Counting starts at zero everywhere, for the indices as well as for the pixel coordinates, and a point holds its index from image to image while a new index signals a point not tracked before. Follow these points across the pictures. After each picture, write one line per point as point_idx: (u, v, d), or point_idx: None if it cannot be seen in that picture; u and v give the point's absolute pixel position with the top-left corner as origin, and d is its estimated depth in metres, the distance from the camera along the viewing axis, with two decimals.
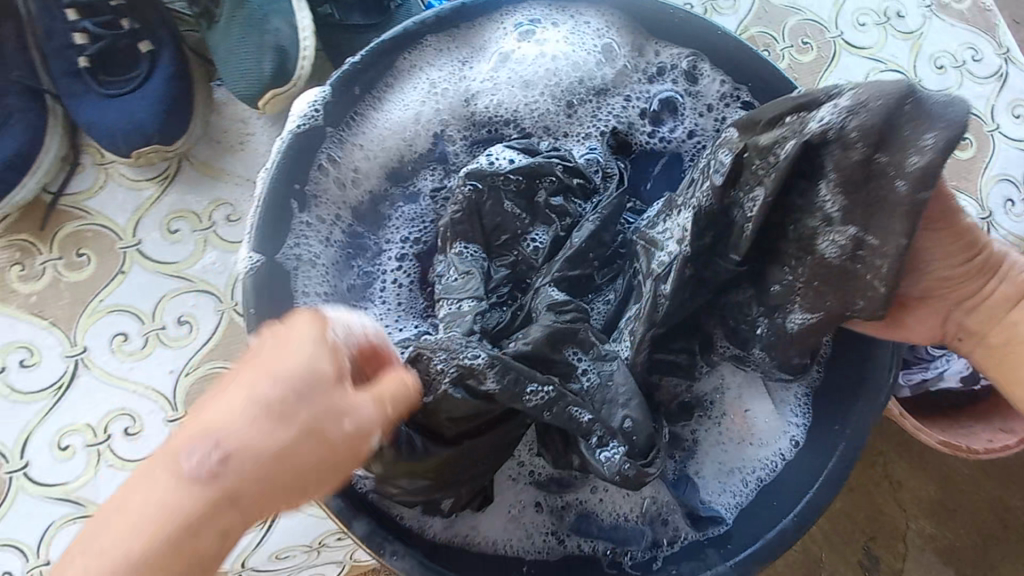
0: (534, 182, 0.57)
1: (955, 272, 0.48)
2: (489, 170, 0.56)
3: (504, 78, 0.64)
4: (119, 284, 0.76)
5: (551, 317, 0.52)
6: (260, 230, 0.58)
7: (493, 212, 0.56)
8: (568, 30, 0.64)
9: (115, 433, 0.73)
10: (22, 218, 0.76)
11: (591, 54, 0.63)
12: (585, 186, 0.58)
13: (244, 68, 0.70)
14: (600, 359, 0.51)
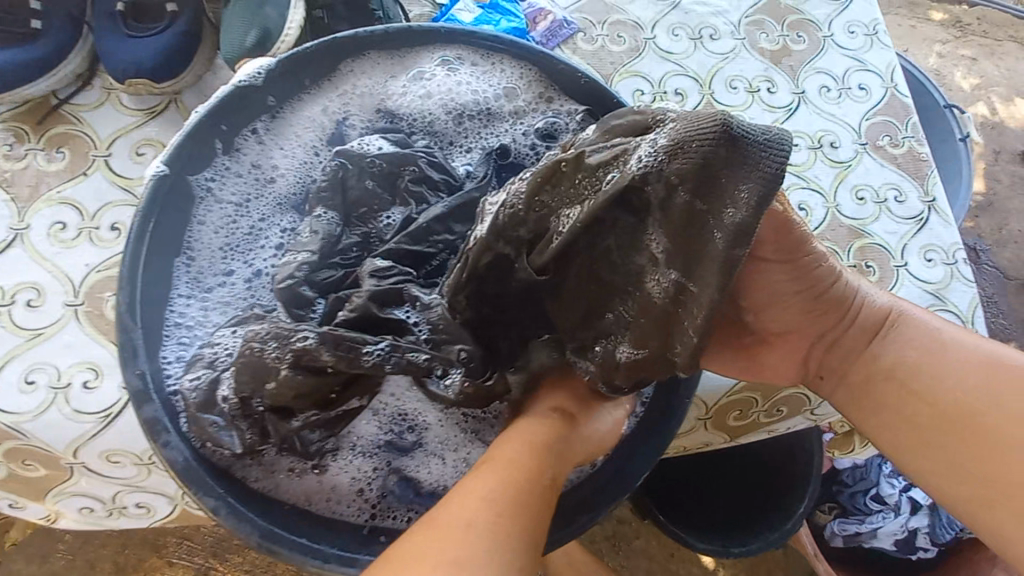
0: (396, 169, 0.73)
1: (794, 308, 0.62)
2: (358, 152, 0.73)
3: (418, 91, 0.79)
4: (78, 183, 0.88)
5: (373, 283, 0.64)
6: (174, 154, 0.69)
7: (354, 188, 0.72)
8: (481, 68, 0.80)
9: (17, 302, 0.82)
10: (27, 112, 0.92)
11: (490, 88, 0.79)
12: (448, 183, 0.74)
13: (233, 39, 0.85)
14: (426, 309, 0.62)
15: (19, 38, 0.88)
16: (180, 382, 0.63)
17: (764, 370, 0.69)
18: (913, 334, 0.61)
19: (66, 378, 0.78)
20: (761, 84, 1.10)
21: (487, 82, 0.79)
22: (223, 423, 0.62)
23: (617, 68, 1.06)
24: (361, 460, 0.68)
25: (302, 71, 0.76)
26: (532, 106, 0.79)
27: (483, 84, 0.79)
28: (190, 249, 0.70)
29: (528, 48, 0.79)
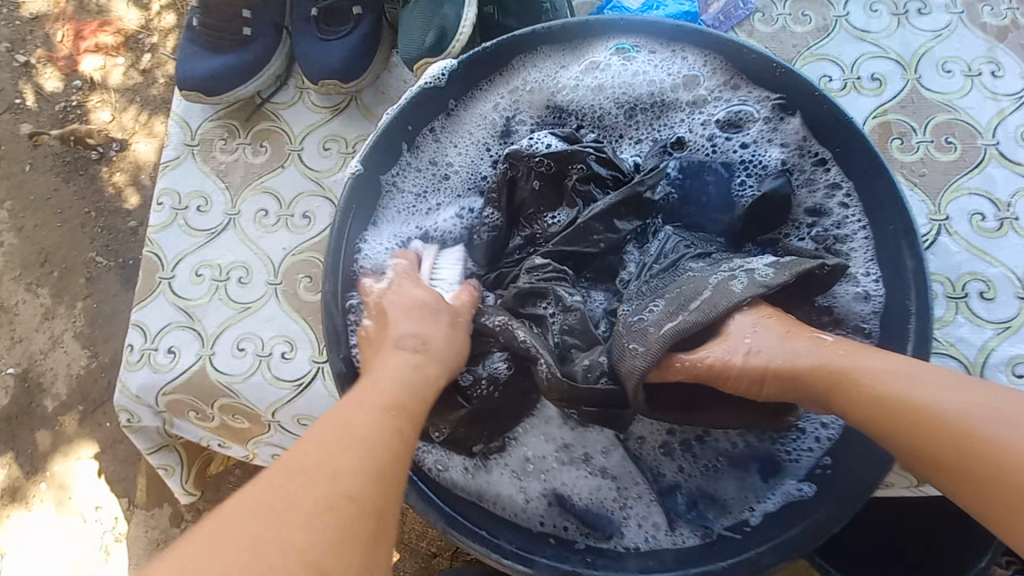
0: (564, 166, 0.72)
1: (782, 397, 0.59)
2: (526, 151, 0.71)
3: (590, 82, 0.77)
4: (278, 174, 0.99)
5: (529, 275, 0.70)
6: (367, 155, 0.74)
7: (521, 187, 0.73)
8: (660, 53, 0.75)
9: (231, 279, 0.95)
10: (233, 109, 1.03)
11: (669, 78, 0.75)
12: (617, 180, 0.72)
13: (412, 40, 0.89)
14: (565, 310, 0.68)
15: (234, 46, 1.00)
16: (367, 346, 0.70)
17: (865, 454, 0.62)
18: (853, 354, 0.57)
19: (269, 348, 0.90)
20: (984, 66, 0.92)
21: (666, 71, 0.75)
22: None
23: (801, 52, 0.95)
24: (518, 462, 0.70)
25: (478, 68, 0.76)
26: (716, 93, 0.74)
27: (661, 73, 0.75)
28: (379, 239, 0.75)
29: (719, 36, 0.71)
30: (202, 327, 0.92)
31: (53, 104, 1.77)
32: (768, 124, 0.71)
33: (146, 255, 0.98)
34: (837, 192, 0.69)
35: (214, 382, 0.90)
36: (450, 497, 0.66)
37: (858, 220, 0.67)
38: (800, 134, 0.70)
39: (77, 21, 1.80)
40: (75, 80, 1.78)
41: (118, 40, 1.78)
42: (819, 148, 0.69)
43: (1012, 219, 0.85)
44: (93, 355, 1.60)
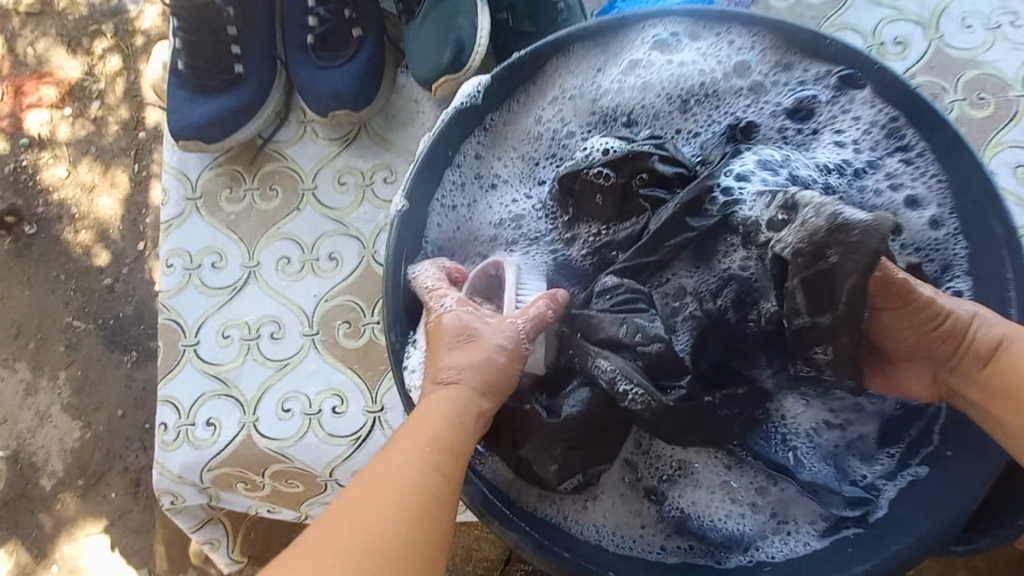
0: (630, 169, 0.65)
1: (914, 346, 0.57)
2: (583, 162, 0.66)
3: (643, 69, 0.72)
4: (294, 217, 0.92)
5: (604, 302, 0.63)
6: (412, 184, 0.69)
7: (584, 197, 0.67)
8: (712, 34, 0.71)
9: (263, 336, 0.88)
10: (234, 154, 0.96)
11: (719, 66, 0.71)
12: (684, 175, 0.66)
13: (428, 59, 0.84)
14: (647, 340, 0.60)
15: (227, 86, 0.92)
16: None
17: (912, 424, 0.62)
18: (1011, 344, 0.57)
19: (317, 405, 0.84)
20: (1002, 17, 0.92)
21: (723, 56, 0.71)
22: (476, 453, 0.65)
23: (822, 22, 0.93)
24: (620, 485, 0.66)
25: (516, 78, 0.72)
26: (780, 73, 0.69)
27: (718, 59, 0.71)
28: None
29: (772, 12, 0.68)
30: (241, 393, 0.86)
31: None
32: (835, 104, 0.68)
33: (164, 322, 0.90)
34: (922, 166, 0.65)
35: (263, 450, 0.83)
36: (575, 539, 0.63)
37: (948, 193, 0.64)
38: (874, 109, 0.67)
39: (15, 78, 1.68)
40: (20, 139, 1.67)
41: (61, 91, 1.68)
42: (895, 122, 0.66)
43: None
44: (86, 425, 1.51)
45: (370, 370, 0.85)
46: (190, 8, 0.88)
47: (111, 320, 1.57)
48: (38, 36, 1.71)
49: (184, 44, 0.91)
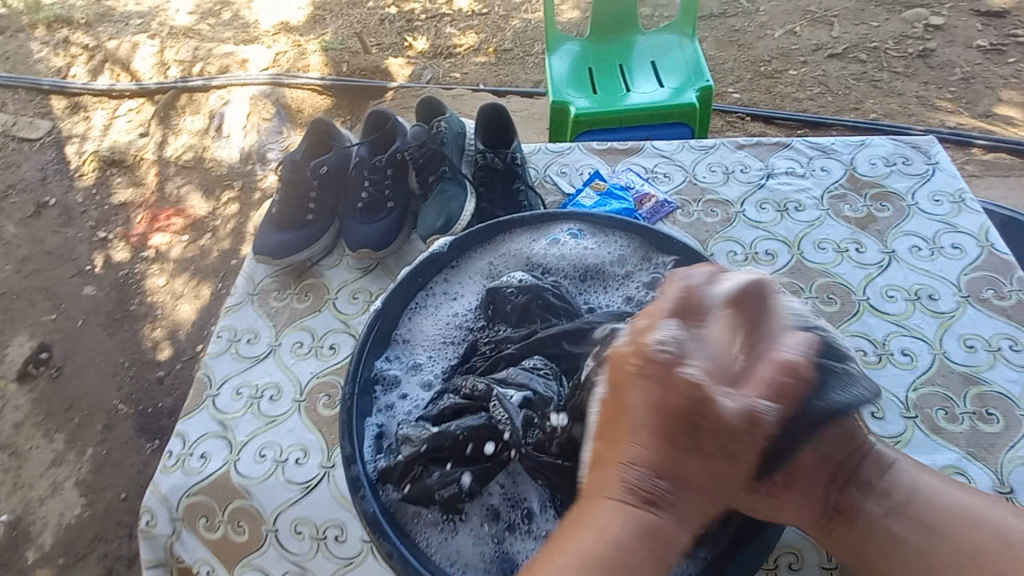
0: (532, 297, 0.95)
1: None
2: (503, 287, 0.97)
3: (560, 249, 1.08)
4: (314, 315, 1.27)
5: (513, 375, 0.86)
6: (388, 294, 1.03)
7: (501, 312, 0.97)
8: (606, 236, 1.09)
9: (264, 397, 1.15)
10: (289, 269, 1.36)
11: (605, 255, 1.07)
12: (569, 307, 0.95)
13: (429, 224, 1.26)
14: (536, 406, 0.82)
15: (298, 225, 1.36)
16: (374, 458, 0.87)
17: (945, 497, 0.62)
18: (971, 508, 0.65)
19: (285, 455, 1.07)
20: (849, 245, 1.24)
21: (612, 250, 1.07)
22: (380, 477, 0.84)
23: (712, 235, 1.30)
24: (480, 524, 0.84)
25: (473, 239, 1.09)
26: (645, 265, 1.05)
27: (609, 250, 1.07)
28: (394, 352, 0.99)
29: (641, 226, 1.07)
30: (233, 436, 1.10)
31: (119, 269, 2.52)
32: None
33: (200, 376, 1.21)
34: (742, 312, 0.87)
35: (234, 484, 1.04)
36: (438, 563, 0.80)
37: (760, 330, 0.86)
38: None
39: (155, 209, 2.71)
40: (142, 252, 2.57)
41: (183, 223, 2.65)
42: None
43: (889, 354, 1.07)
44: (89, 502, 1.95)
45: (332, 434, 1.09)
46: (292, 178, 1.38)
47: (150, 407, 2.14)
48: (182, 184, 2.78)
49: (280, 198, 1.38)
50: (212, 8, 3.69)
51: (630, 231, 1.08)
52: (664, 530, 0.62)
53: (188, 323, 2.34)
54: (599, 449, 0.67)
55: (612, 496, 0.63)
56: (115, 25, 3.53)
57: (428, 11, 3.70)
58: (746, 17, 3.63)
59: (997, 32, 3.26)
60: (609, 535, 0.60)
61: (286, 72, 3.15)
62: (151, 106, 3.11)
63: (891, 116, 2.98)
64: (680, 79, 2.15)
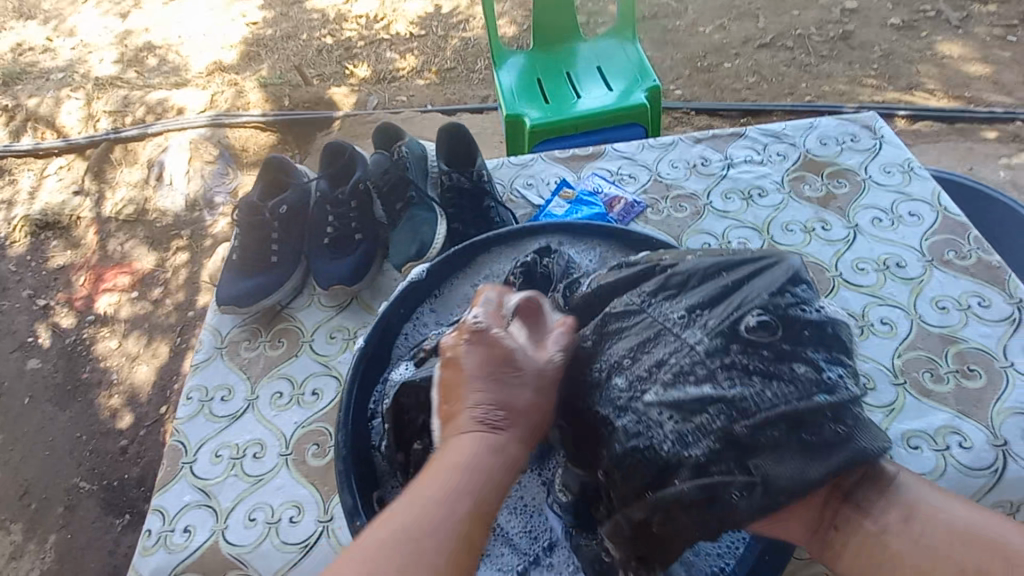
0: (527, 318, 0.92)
1: (874, 517, 0.70)
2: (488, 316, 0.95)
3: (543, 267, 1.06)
4: (291, 361, 1.21)
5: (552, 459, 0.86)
6: (371, 333, 0.98)
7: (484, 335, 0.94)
8: (588, 250, 1.08)
9: (247, 455, 1.08)
10: (258, 316, 1.29)
11: (590, 264, 1.05)
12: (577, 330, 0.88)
13: (402, 252, 1.23)
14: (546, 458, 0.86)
15: (262, 269, 1.30)
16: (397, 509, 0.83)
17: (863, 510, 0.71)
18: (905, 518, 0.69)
19: (278, 514, 1.00)
20: (816, 224, 1.28)
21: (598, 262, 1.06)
22: None
23: (685, 229, 1.31)
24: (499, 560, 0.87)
25: (453, 264, 1.07)
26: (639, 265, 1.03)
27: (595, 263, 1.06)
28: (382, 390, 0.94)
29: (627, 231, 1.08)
30: (217, 503, 1.02)
31: (66, 337, 2.35)
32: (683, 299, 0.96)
33: (174, 443, 1.12)
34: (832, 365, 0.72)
35: (223, 556, 0.96)
36: None
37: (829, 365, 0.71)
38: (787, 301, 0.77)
39: (98, 268, 2.55)
40: (89, 315, 2.41)
41: (131, 279, 2.50)
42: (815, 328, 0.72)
43: (869, 326, 1.10)
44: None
45: (327, 485, 1.03)
46: (250, 222, 1.30)
47: (116, 480, 1.98)
48: (126, 240, 2.63)
49: (240, 243, 1.32)
50: (137, 54, 3.55)
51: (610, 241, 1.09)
52: (513, 453, 0.68)
53: (148, 384, 2.20)
54: (460, 411, 0.70)
55: (461, 412, 0.70)
56: (34, 80, 3.36)
57: (366, 37, 3.67)
58: (676, 16, 3.76)
59: (907, 9, 3.48)
60: (459, 458, 0.66)
61: (226, 112, 3.05)
62: (82, 162, 2.94)
63: (824, 97, 3.13)
64: (628, 81, 2.19)
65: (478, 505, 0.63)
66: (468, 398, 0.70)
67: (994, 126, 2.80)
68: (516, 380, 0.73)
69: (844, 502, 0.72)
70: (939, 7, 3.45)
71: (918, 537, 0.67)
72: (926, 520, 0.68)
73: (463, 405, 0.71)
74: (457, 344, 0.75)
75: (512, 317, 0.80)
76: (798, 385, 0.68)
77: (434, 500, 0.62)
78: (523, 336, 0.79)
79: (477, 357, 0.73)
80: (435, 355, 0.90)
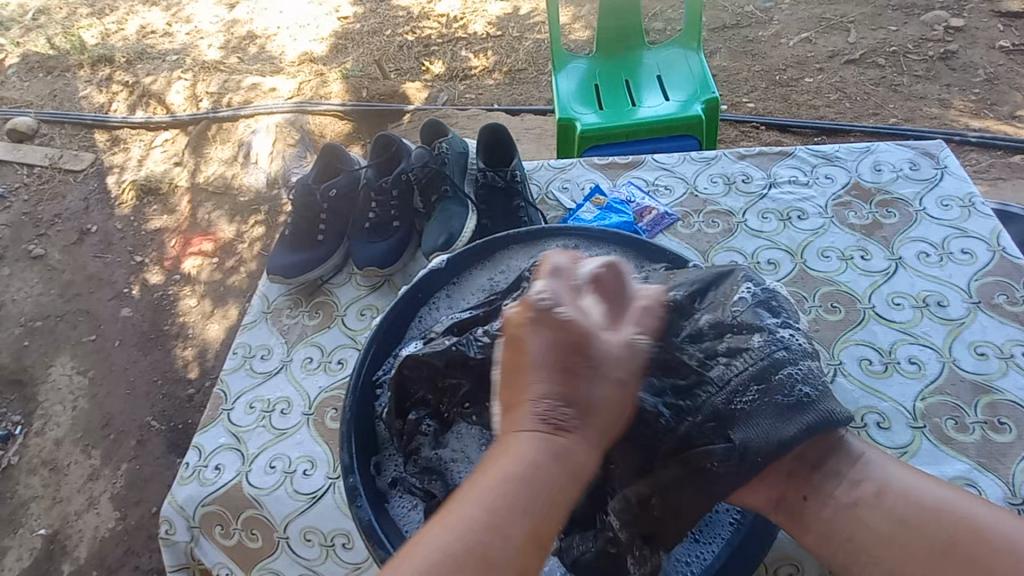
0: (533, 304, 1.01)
1: (847, 488, 0.71)
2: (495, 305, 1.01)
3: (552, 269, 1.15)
4: (325, 332, 1.32)
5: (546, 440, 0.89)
6: (389, 310, 1.07)
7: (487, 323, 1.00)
8: (603, 256, 1.11)
9: (275, 410, 1.20)
10: (301, 288, 1.42)
11: None
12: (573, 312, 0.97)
13: (432, 241, 1.30)
14: None
15: (310, 245, 1.42)
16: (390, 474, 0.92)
17: (834, 480, 0.72)
18: (880, 492, 0.70)
19: (294, 466, 1.10)
20: (854, 253, 1.23)
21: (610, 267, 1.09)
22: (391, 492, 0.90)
23: (714, 245, 1.30)
24: None
25: (472, 255, 1.13)
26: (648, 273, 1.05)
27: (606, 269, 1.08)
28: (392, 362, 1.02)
29: (643, 242, 1.09)
30: (245, 449, 1.14)
31: (154, 291, 2.65)
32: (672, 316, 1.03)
33: (217, 391, 1.26)
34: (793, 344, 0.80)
35: (245, 495, 1.08)
36: None
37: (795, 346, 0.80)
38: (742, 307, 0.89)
39: (187, 234, 2.85)
40: (175, 274, 2.71)
41: (212, 246, 2.78)
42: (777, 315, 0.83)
43: (895, 363, 1.04)
44: (122, 516, 2.03)
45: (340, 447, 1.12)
46: (304, 202, 1.43)
47: (181, 423, 2.23)
48: (213, 210, 2.92)
49: (292, 221, 1.45)
50: (240, 42, 3.90)
51: (625, 250, 1.11)
52: (578, 455, 0.65)
53: (217, 342, 2.44)
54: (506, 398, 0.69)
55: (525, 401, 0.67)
56: (155, 61, 3.79)
57: (444, 35, 3.82)
58: (758, 27, 3.62)
59: (1023, 31, 3.17)
60: (522, 462, 0.63)
61: (310, 100, 3.30)
62: (184, 137, 3.29)
63: (912, 120, 2.92)
64: (687, 92, 2.16)
65: (550, 488, 0.63)
66: (533, 390, 0.67)
67: None
68: (589, 375, 0.68)
69: (823, 477, 0.73)
70: None
71: (896, 510, 0.68)
72: (903, 497, 0.69)
73: (527, 397, 0.67)
74: (523, 324, 0.69)
75: (574, 283, 0.75)
76: (753, 354, 0.78)
77: (496, 496, 0.61)
78: (595, 305, 0.74)
79: (547, 345, 0.68)
80: (441, 338, 0.96)
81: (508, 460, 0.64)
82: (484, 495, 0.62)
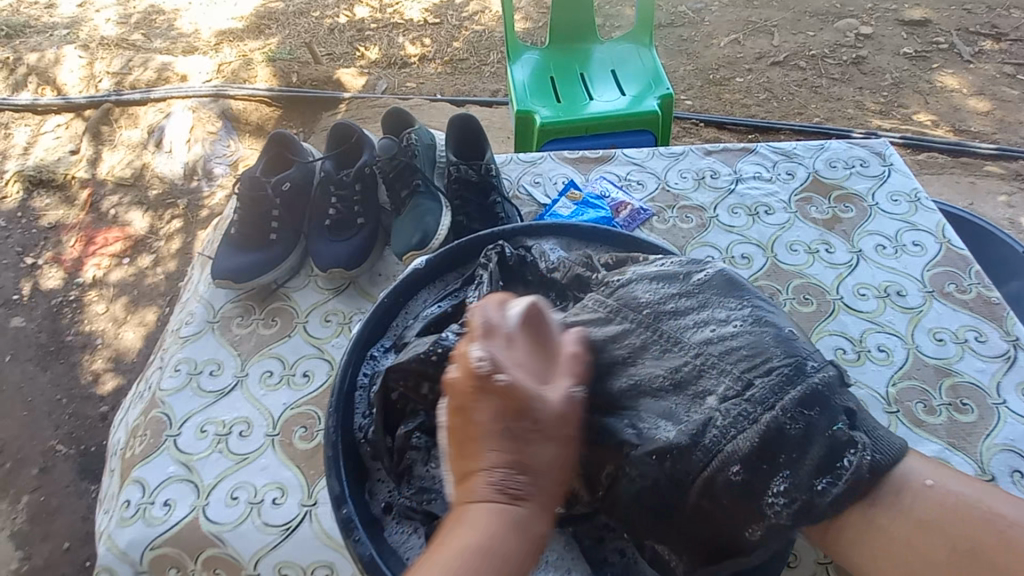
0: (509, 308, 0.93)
1: (911, 519, 0.66)
2: None
3: None
4: (283, 342, 1.19)
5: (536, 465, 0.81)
6: (367, 322, 0.98)
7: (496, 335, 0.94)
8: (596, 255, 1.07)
9: (233, 433, 1.06)
10: (253, 293, 1.27)
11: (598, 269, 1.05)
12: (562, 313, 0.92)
13: (405, 239, 1.22)
14: None
15: (259, 245, 1.28)
16: (383, 502, 0.84)
17: (903, 513, 0.67)
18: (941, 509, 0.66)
19: (261, 495, 0.98)
20: (819, 246, 1.28)
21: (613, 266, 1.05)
22: (387, 519, 0.83)
23: (690, 241, 1.31)
24: None
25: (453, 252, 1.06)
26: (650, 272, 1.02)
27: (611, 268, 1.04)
28: (371, 369, 0.94)
29: (635, 238, 1.07)
30: (199, 480, 1.01)
31: (52, 298, 2.31)
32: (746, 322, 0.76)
33: (157, 413, 1.10)
34: None
35: (203, 532, 0.95)
36: None
37: None
38: None
39: (90, 231, 2.49)
40: (77, 277, 2.36)
41: (124, 245, 2.46)
42: None
43: (867, 351, 1.10)
44: (23, 557, 1.74)
45: (313, 469, 1.01)
46: (251, 196, 1.28)
47: (92, 446, 1.95)
48: (120, 203, 2.58)
49: (239, 217, 1.29)
50: (143, 17, 3.47)
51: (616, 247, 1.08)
52: (538, 526, 0.58)
53: (133, 352, 2.16)
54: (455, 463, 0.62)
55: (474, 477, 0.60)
56: (38, 34, 3.30)
57: (379, 20, 3.63)
58: (693, 27, 3.75)
59: (921, 40, 3.50)
60: (475, 537, 0.55)
61: (230, 83, 2.96)
62: (81, 121, 2.87)
63: (832, 120, 3.13)
64: (640, 86, 2.17)
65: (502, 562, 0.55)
66: (483, 458, 0.59)
67: (998, 162, 2.82)
68: (539, 434, 0.60)
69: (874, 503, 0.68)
70: (952, 40, 3.46)
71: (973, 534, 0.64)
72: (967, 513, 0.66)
73: (480, 464, 0.59)
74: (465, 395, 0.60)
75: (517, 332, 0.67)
76: None
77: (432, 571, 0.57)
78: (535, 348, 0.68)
79: (497, 412, 0.60)
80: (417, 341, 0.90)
81: (460, 529, 0.57)
82: (433, 573, 0.54)
